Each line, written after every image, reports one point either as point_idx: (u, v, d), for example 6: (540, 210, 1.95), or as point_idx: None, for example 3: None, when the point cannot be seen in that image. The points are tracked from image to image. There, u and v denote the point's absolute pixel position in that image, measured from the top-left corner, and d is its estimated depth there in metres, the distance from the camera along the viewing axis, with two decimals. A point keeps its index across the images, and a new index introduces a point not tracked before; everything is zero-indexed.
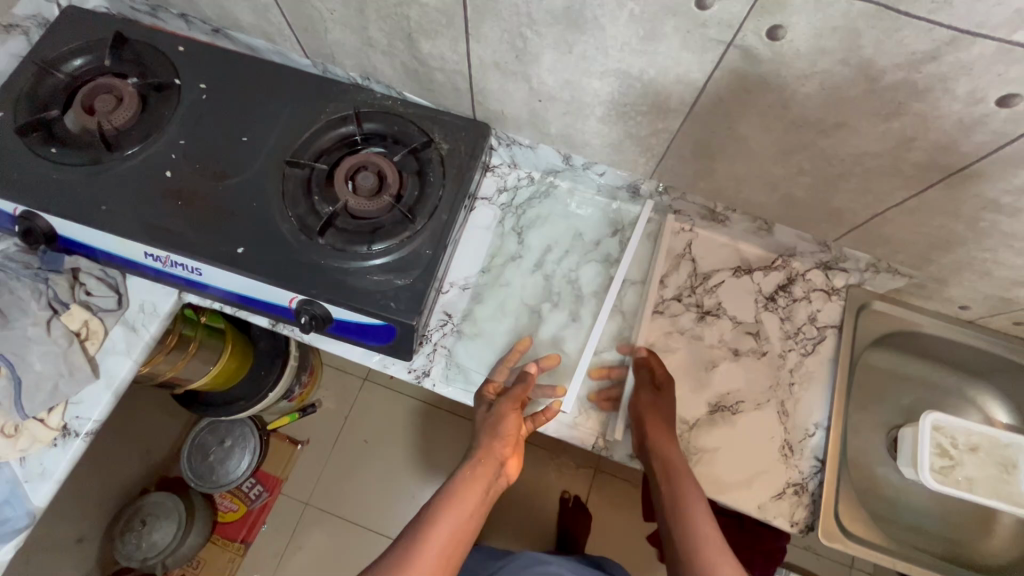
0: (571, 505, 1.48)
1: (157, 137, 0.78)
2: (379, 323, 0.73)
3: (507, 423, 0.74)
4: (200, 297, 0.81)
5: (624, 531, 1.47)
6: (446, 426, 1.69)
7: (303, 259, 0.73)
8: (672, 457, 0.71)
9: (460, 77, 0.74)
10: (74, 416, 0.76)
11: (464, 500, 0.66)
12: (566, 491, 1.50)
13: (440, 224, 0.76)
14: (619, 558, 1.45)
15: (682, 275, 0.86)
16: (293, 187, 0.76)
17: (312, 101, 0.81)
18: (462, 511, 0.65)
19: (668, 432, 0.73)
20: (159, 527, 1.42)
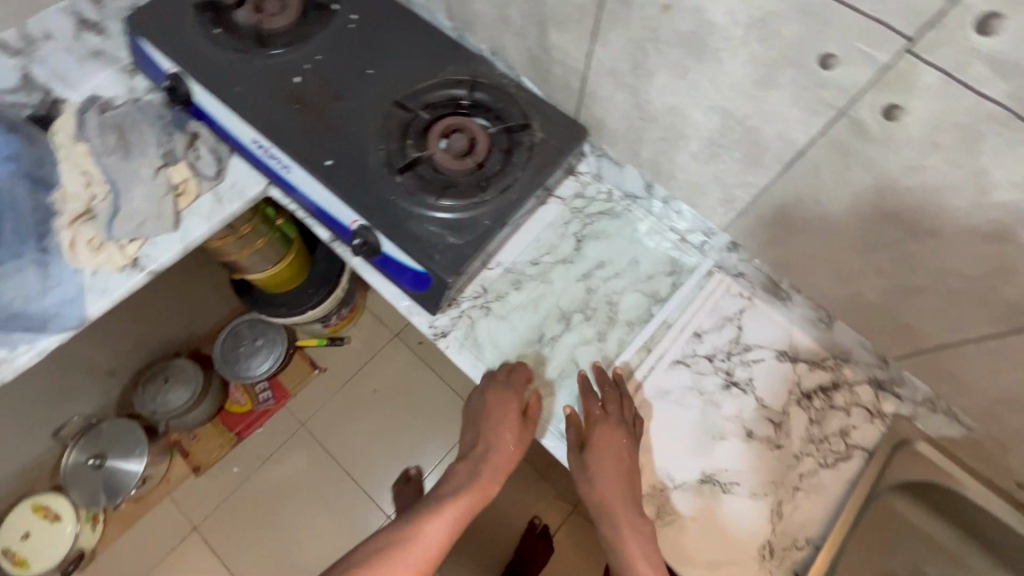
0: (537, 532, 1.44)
1: (299, 46, 0.86)
2: (418, 270, 0.76)
3: (510, 430, 0.76)
4: (282, 194, 0.89)
5: None
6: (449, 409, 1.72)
7: (377, 190, 0.78)
8: (617, 491, 0.71)
9: (575, 75, 0.76)
10: (147, 253, 0.85)
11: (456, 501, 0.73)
12: (537, 517, 1.46)
13: (507, 202, 0.79)
14: None
15: (721, 338, 0.83)
16: (392, 125, 0.82)
17: (438, 57, 0.87)
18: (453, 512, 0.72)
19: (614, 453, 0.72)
20: (175, 389, 1.55)
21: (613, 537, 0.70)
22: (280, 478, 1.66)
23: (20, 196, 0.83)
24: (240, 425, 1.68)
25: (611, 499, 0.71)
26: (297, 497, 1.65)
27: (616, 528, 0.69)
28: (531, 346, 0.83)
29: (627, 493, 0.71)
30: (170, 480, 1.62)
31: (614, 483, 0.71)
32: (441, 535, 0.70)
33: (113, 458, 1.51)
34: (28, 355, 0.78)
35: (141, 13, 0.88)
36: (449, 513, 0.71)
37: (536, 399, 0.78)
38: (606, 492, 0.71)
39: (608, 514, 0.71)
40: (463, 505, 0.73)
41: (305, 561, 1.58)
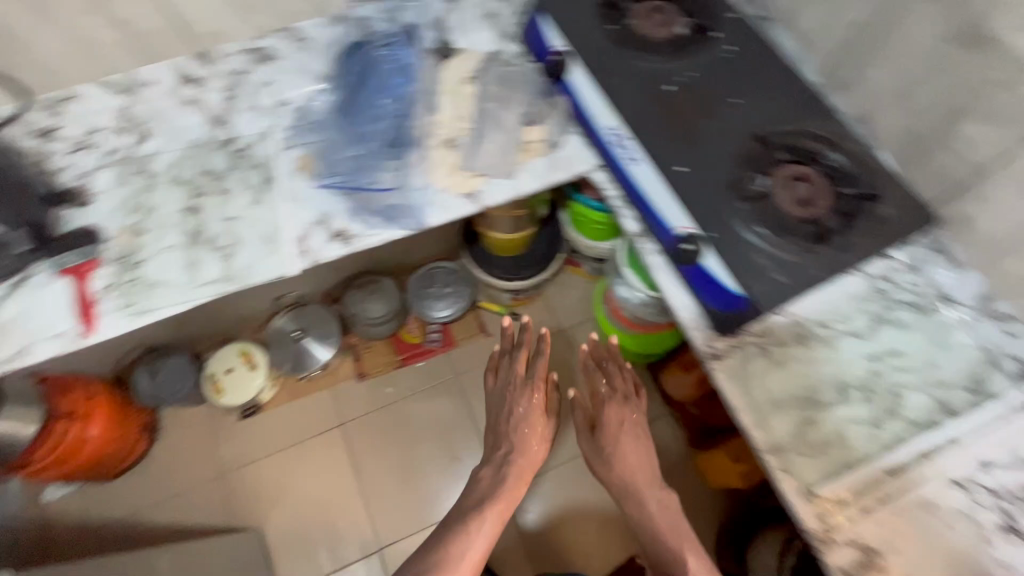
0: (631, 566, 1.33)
1: (678, 60, 0.95)
2: (735, 292, 0.81)
3: (539, 424, 1.04)
4: (606, 179, 0.98)
5: None
6: None
7: (719, 207, 0.84)
8: (636, 467, 0.99)
9: (968, 169, 0.77)
10: (483, 189, 0.97)
11: (496, 511, 0.96)
12: (629, 553, 1.36)
13: (840, 261, 0.81)
14: None
15: (1014, 479, 0.77)
16: (742, 154, 0.87)
17: (801, 105, 0.90)
18: (487, 528, 0.93)
19: (616, 405, 1.04)
20: (375, 301, 1.73)
21: (630, 494, 0.99)
22: (422, 414, 1.79)
23: (412, 114, 0.99)
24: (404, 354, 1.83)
25: (623, 469, 1.00)
26: (431, 437, 1.77)
27: (626, 472, 0.99)
28: (800, 403, 0.82)
29: (644, 466, 1.00)
30: (337, 374, 1.82)
31: (630, 452, 1.00)
32: (483, 549, 0.90)
33: (310, 337, 1.72)
34: (374, 238, 0.93)
35: None
36: (489, 527, 0.93)
37: (541, 376, 1.06)
38: (622, 451, 1.00)
39: (628, 488, 0.99)
40: (492, 532, 0.93)
41: (421, 495, 1.70)
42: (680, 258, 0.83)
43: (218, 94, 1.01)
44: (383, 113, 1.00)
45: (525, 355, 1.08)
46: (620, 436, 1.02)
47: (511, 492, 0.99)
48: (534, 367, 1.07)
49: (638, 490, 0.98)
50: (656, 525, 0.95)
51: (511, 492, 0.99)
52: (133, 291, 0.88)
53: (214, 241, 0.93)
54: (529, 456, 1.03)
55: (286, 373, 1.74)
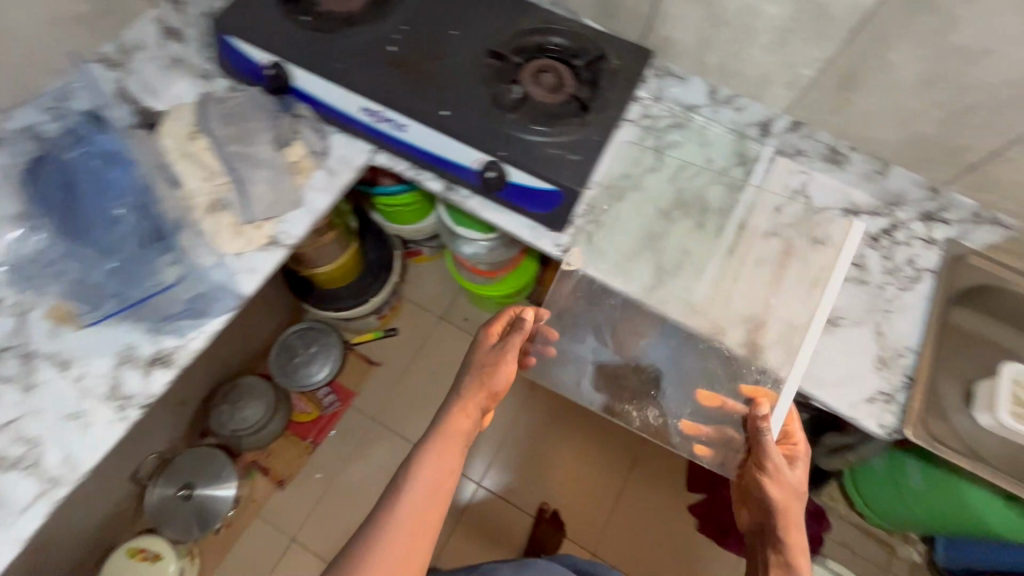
0: (547, 516, 1.61)
1: (383, 21, 0.94)
2: (548, 189, 0.86)
3: (481, 356, 0.86)
4: (390, 158, 0.96)
5: (622, 528, 1.63)
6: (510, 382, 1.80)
7: (495, 127, 0.88)
8: (792, 486, 0.80)
9: (647, 1, 0.88)
10: (281, 231, 0.90)
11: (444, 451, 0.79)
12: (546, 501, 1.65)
13: (609, 119, 0.89)
14: (601, 550, 1.61)
15: (797, 208, 0.98)
16: (490, 72, 0.91)
17: (511, 11, 0.97)
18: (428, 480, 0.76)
19: (795, 482, 0.80)
20: (250, 405, 1.55)
21: (779, 513, 0.79)
22: (363, 478, 1.70)
23: (158, 193, 0.86)
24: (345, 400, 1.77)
25: (772, 496, 0.79)
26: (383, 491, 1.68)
27: (783, 509, 0.79)
28: (645, 245, 0.94)
29: (788, 492, 0.79)
30: (256, 499, 1.62)
31: (794, 481, 0.80)
32: (426, 493, 0.75)
33: (201, 486, 1.49)
34: (199, 339, 0.82)
35: (224, 11, 0.93)
36: (429, 469, 0.77)
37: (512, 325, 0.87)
38: (767, 491, 0.80)
39: (785, 507, 0.79)
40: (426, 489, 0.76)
41: None
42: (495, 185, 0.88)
43: None
44: (129, 205, 0.85)
45: (495, 325, 0.88)
46: (794, 500, 0.79)
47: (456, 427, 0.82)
48: (509, 322, 0.89)
49: (790, 525, 0.78)
50: (796, 531, 0.78)
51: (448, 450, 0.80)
52: None
53: (4, 454, 0.74)
54: (472, 404, 0.83)
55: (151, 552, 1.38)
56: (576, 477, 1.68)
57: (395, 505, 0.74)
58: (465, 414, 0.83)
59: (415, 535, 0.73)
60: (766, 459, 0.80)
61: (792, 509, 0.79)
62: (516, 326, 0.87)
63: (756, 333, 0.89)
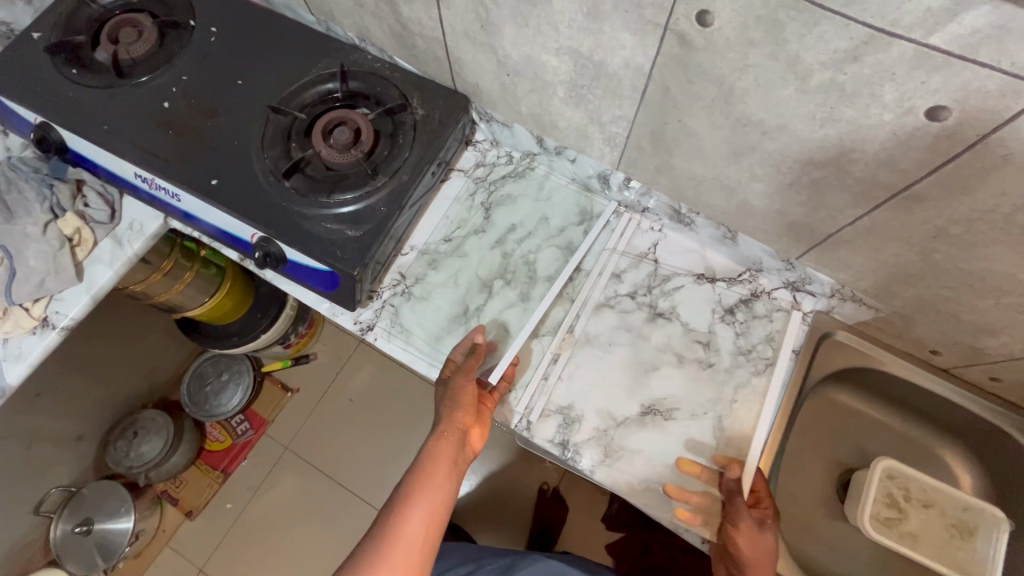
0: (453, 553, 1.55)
1: (163, 71, 0.84)
2: (325, 270, 0.76)
3: (464, 394, 0.74)
4: (183, 225, 0.87)
5: None
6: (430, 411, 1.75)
7: (268, 199, 0.77)
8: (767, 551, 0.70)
9: (438, 45, 0.75)
10: (55, 311, 0.83)
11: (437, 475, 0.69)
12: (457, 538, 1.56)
13: (400, 184, 0.78)
14: None
15: (640, 273, 0.85)
16: (273, 131, 0.81)
17: (310, 55, 0.85)
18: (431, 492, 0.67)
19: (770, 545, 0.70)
20: (148, 441, 1.55)
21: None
22: (270, 504, 1.67)
23: None
24: (257, 426, 1.73)
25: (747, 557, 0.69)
26: (295, 521, 1.65)
27: (750, 568, 0.69)
28: (458, 321, 0.83)
29: (760, 546, 0.69)
30: (165, 529, 1.63)
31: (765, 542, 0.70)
32: (424, 521, 0.65)
33: (100, 521, 1.48)
34: None
35: None
36: (423, 499, 0.66)
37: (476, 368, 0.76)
38: (740, 551, 0.69)
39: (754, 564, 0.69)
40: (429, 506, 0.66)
41: None
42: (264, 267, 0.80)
43: None
44: None
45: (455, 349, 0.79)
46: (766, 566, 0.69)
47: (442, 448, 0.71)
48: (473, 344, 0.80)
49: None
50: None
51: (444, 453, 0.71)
52: None
53: None
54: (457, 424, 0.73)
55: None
56: (483, 509, 1.59)
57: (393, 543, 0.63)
58: (448, 437, 0.72)
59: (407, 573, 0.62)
60: (737, 517, 0.69)
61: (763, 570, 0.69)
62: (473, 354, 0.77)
63: (571, 428, 0.78)
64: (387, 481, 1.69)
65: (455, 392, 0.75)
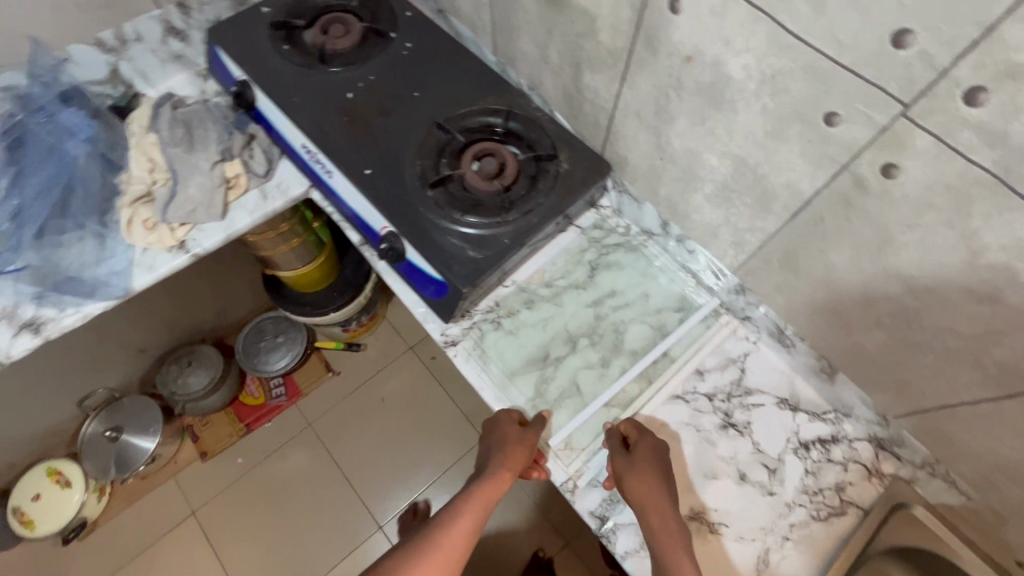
0: None
1: (355, 67, 0.95)
2: (437, 279, 0.81)
3: (518, 449, 0.75)
4: (321, 197, 0.96)
5: None
6: (454, 439, 1.74)
7: (409, 200, 0.84)
8: (654, 474, 0.71)
9: (603, 114, 0.81)
10: (193, 238, 0.92)
11: (479, 509, 0.71)
12: None
13: (529, 224, 0.83)
14: None
15: (723, 377, 0.84)
16: (431, 143, 0.88)
17: (481, 90, 0.94)
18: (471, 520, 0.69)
19: (659, 476, 0.72)
20: (196, 374, 1.63)
21: (640, 491, 0.70)
22: (278, 475, 1.69)
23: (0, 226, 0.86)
24: (291, 394, 1.78)
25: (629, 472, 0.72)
26: (294, 497, 1.67)
27: (641, 506, 0.69)
28: (535, 363, 0.86)
29: (651, 480, 0.71)
30: (177, 461, 1.68)
31: (656, 468, 0.72)
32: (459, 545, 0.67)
33: (129, 432, 1.58)
34: (74, 318, 0.85)
35: (222, 25, 0.98)
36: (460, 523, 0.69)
37: (534, 436, 0.77)
38: (628, 476, 0.71)
39: (643, 487, 0.70)
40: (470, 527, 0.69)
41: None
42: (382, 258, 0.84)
43: None
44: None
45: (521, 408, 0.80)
46: (651, 480, 0.71)
47: (488, 485, 0.73)
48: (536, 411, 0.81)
49: (645, 499, 0.69)
50: (661, 506, 0.69)
51: (490, 490, 0.73)
52: None
53: None
54: (507, 474, 0.74)
55: (64, 474, 1.52)
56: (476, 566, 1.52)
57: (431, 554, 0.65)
58: (499, 487, 0.73)
59: None
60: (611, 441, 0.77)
61: (645, 480, 0.71)
62: (535, 419, 0.79)
63: (614, 506, 0.77)
64: (391, 491, 1.69)
65: (512, 445, 0.75)
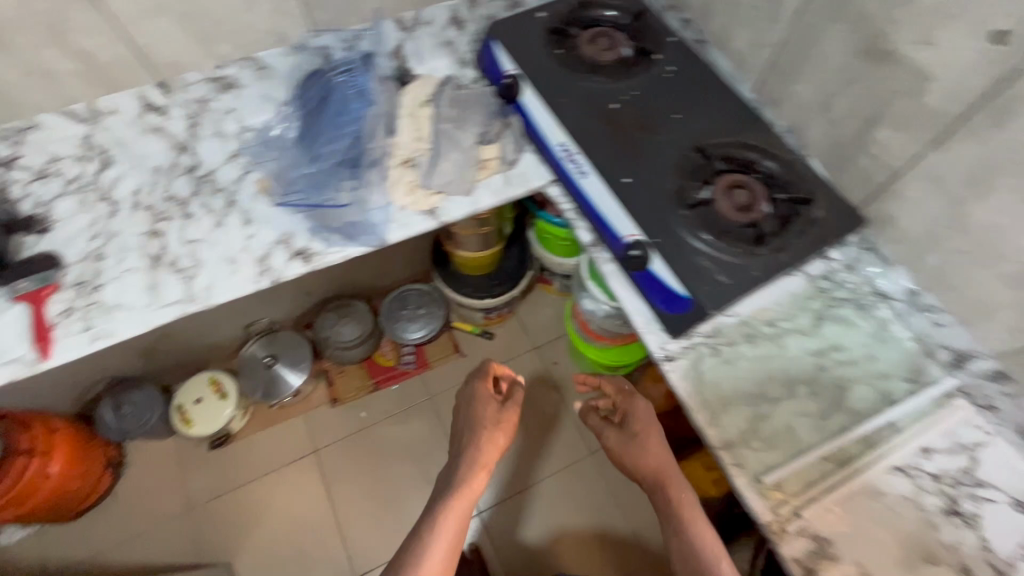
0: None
1: (620, 82, 1.00)
2: (680, 294, 0.84)
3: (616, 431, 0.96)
4: (560, 194, 1.03)
5: None
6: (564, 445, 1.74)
7: (662, 215, 0.88)
8: (653, 458, 0.91)
9: (885, 173, 0.82)
10: (443, 206, 1.00)
11: (460, 503, 0.87)
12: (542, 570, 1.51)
13: (778, 261, 0.84)
14: None
15: (953, 462, 0.80)
16: (687, 166, 0.92)
17: (740, 123, 0.96)
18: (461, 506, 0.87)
19: (663, 451, 0.92)
20: (351, 323, 1.74)
21: (662, 482, 0.89)
22: (395, 436, 1.79)
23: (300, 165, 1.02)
24: (420, 364, 1.87)
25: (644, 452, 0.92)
26: (407, 461, 1.75)
27: (657, 486, 0.89)
28: (750, 398, 0.86)
29: (660, 463, 0.90)
30: (310, 400, 1.81)
31: (658, 445, 0.92)
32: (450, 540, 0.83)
33: (282, 363, 1.71)
34: (337, 255, 0.95)
35: (502, 22, 1.07)
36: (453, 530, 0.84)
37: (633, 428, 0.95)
38: (642, 451, 0.92)
39: (662, 478, 0.89)
40: (458, 522, 0.85)
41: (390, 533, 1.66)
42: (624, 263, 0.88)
43: (182, 121, 1.03)
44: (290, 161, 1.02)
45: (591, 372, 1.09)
46: (675, 477, 0.89)
47: (474, 454, 0.94)
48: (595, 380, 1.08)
49: (672, 496, 0.87)
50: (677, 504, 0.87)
51: (474, 484, 0.90)
52: (92, 315, 0.89)
53: (177, 263, 0.94)
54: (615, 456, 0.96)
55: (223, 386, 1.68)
56: None
57: (424, 554, 0.80)
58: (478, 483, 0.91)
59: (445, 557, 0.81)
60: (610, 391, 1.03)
61: (671, 479, 0.89)
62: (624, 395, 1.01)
63: (822, 561, 0.75)
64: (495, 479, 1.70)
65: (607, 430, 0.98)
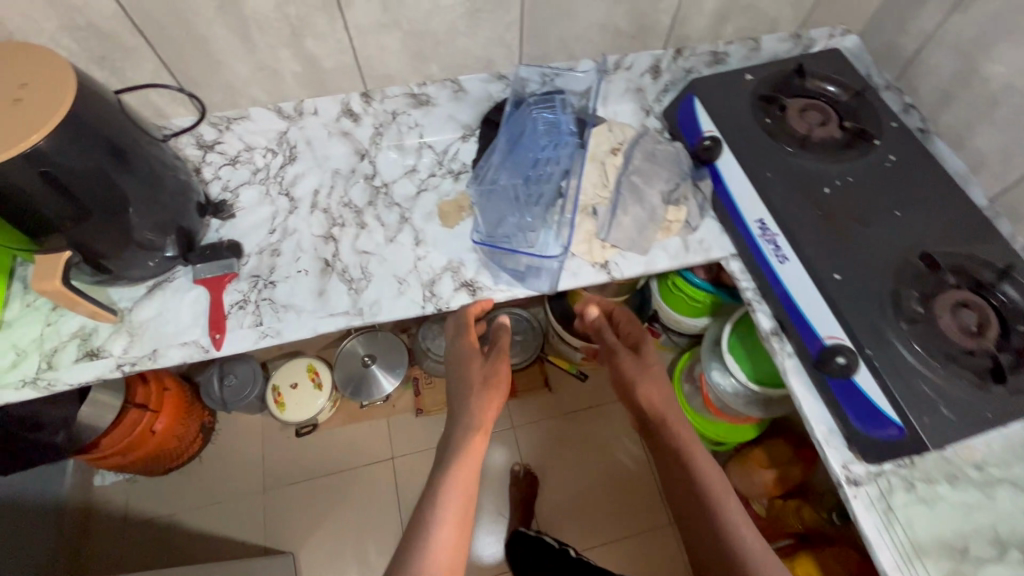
0: None
1: (835, 163, 0.92)
2: (891, 419, 0.74)
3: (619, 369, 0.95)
4: (741, 271, 0.96)
5: None
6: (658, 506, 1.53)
7: (877, 323, 0.79)
8: (658, 394, 0.89)
9: None
10: (615, 261, 0.95)
11: (477, 450, 0.77)
12: None
13: (1015, 405, 0.73)
14: None
15: None
16: (908, 271, 0.82)
17: (972, 232, 0.86)
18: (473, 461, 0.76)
19: (663, 388, 0.90)
20: None
21: (667, 422, 0.87)
22: None
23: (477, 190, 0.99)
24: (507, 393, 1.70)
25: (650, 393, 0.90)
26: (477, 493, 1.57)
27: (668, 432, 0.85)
28: (949, 551, 0.75)
29: (658, 394, 0.89)
30: (394, 405, 1.80)
31: (646, 379, 0.90)
32: (464, 500, 0.72)
33: (379, 365, 1.71)
34: (504, 293, 0.92)
35: (709, 78, 1.01)
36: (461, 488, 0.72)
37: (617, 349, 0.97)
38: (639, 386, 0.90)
39: (663, 419, 0.87)
40: (468, 480, 0.74)
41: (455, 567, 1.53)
42: (825, 368, 0.79)
43: (369, 130, 1.03)
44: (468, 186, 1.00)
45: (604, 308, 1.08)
46: (672, 418, 0.86)
47: (486, 392, 0.84)
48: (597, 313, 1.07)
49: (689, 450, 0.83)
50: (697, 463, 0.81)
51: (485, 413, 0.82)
52: (264, 311, 0.90)
53: (347, 272, 0.93)
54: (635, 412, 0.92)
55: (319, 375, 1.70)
56: None
57: (441, 520, 0.69)
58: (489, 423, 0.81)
59: (462, 519, 0.70)
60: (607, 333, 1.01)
61: (672, 418, 0.87)
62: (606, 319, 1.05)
63: None
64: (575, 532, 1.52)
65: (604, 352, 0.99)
